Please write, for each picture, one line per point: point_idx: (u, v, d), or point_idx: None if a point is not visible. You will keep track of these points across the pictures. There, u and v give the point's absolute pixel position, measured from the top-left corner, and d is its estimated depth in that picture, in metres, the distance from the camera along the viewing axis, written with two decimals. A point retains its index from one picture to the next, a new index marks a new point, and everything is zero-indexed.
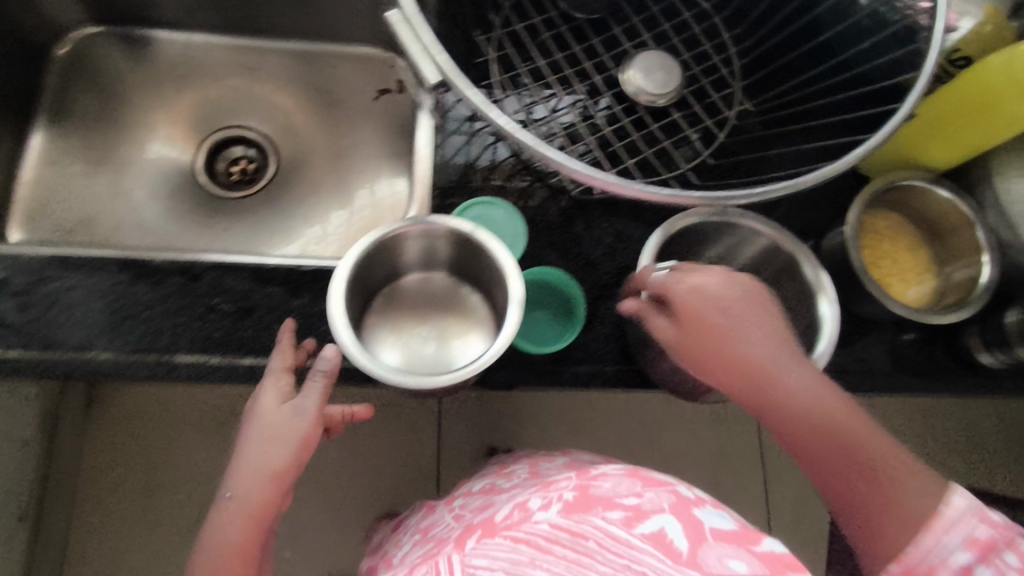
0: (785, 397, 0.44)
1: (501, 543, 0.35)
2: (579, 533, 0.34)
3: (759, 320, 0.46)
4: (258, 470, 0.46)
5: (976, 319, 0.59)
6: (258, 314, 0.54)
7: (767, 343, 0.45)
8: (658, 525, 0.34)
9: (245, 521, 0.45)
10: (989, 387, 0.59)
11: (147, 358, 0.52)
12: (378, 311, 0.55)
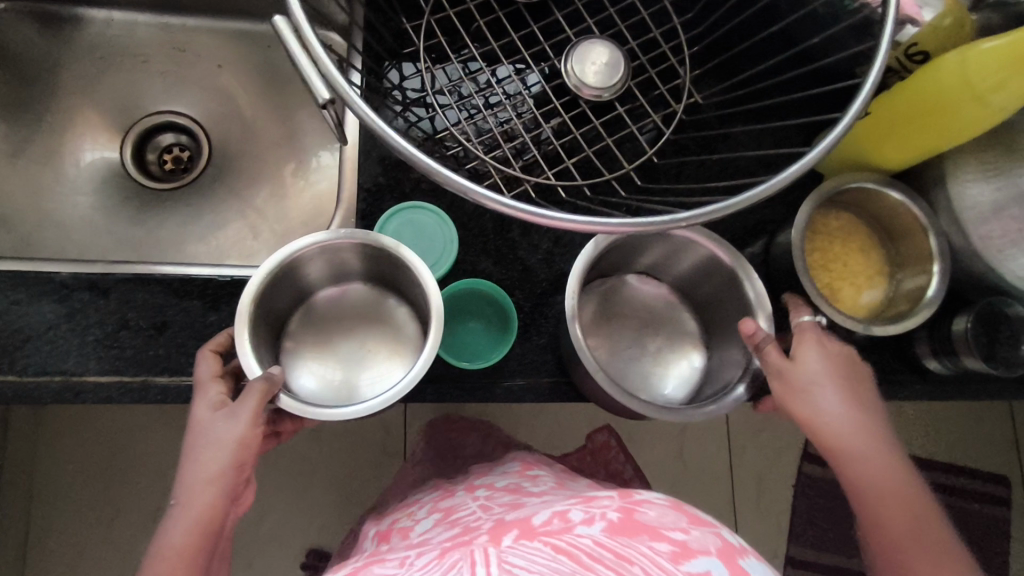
0: (859, 459, 0.43)
1: (540, 550, 0.35)
2: (624, 556, 0.35)
3: (843, 383, 0.44)
4: (200, 473, 0.39)
5: (926, 325, 0.57)
6: (171, 332, 0.51)
7: (848, 406, 0.44)
8: (705, 565, 0.35)
9: (192, 528, 0.38)
10: (938, 394, 0.58)
11: (52, 379, 0.49)
12: (295, 330, 0.55)
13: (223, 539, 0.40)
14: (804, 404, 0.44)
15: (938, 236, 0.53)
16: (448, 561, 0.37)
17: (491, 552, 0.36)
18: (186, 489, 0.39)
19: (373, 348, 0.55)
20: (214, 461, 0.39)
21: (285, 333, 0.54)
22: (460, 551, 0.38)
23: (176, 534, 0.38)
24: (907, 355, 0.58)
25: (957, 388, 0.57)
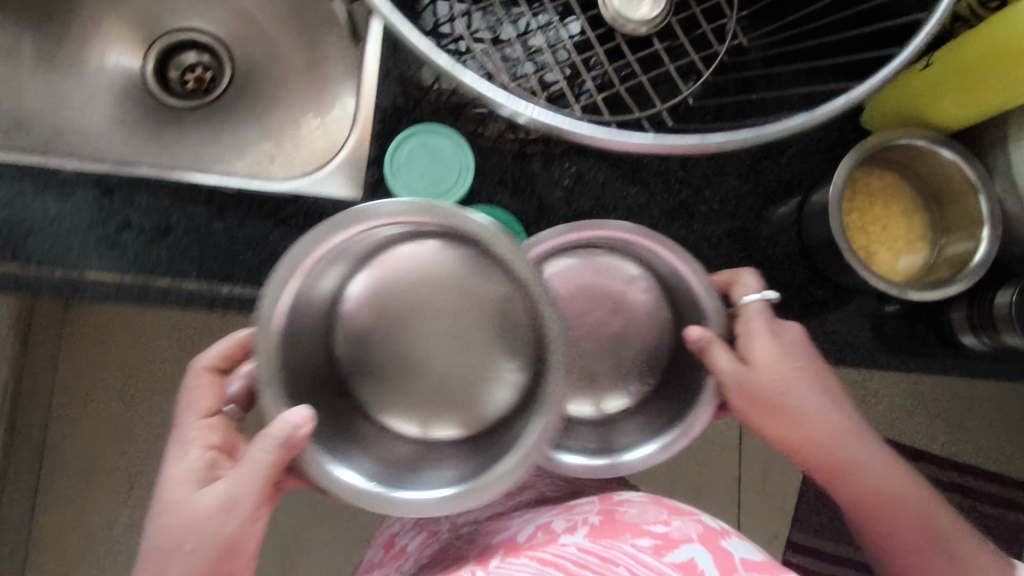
0: (856, 467, 0.48)
1: (533, 560, 0.47)
2: (610, 555, 0.46)
3: (820, 391, 0.49)
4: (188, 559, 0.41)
5: (965, 295, 0.54)
6: (175, 236, 0.50)
7: (833, 416, 0.48)
8: (686, 554, 0.46)
9: None
10: (968, 368, 0.55)
11: (54, 273, 0.49)
12: (366, 309, 0.52)
13: None
14: (788, 415, 0.48)
15: (990, 199, 0.49)
16: None
17: (484, 572, 0.46)
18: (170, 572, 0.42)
19: (448, 346, 0.52)
20: (201, 549, 0.41)
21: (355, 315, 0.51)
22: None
23: None
24: (938, 323, 0.55)
25: (985, 363, 0.55)
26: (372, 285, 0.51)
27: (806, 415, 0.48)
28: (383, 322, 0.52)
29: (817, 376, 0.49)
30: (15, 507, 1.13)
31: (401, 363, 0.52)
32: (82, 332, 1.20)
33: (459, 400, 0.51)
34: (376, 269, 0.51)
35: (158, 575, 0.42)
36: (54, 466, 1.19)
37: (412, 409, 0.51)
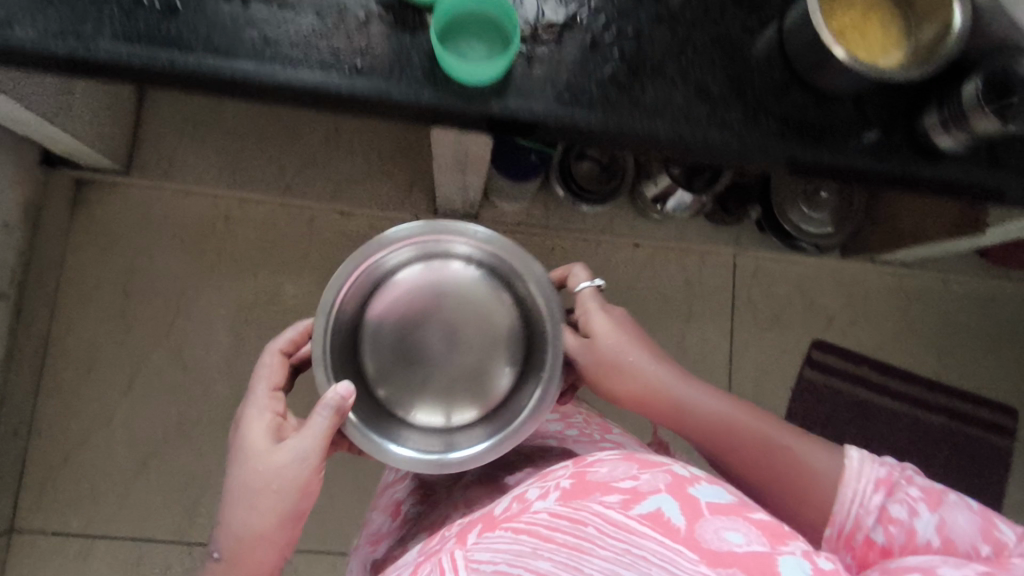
0: (681, 405, 0.74)
1: (503, 535, 0.50)
2: (577, 520, 0.50)
3: (639, 347, 0.77)
4: (279, 487, 0.63)
5: (935, 99, 0.57)
6: (182, 16, 0.54)
7: (654, 365, 0.76)
8: (654, 507, 0.51)
9: (273, 518, 0.63)
10: (939, 174, 0.58)
11: (68, 39, 0.53)
12: (406, 325, 0.77)
13: (296, 523, 0.65)
14: (622, 370, 0.75)
15: None
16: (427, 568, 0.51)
17: (462, 551, 0.50)
18: (267, 500, 0.62)
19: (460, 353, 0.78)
20: (287, 479, 0.63)
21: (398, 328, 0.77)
22: (437, 558, 0.52)
23: (265, 520, 0.63)
24: (913, 135, 0.58)
25: (959, 169, 0.58)
26: (416, 285, 0.77)
27: (635, 371, 0.75)
28: (412, 328, 0.77)
29: (641, 343, 0.77)
30: (17, 391, 1.16)
31: (431, 352, 0.78)
32: (88, 229, 1.24)
33: (471, 388, 0.77)
34: (425, 269, 0.77)
35: (251, 501, 0.63)
36: (56, 355, 1.22)
37: (435, 391, 0.77)
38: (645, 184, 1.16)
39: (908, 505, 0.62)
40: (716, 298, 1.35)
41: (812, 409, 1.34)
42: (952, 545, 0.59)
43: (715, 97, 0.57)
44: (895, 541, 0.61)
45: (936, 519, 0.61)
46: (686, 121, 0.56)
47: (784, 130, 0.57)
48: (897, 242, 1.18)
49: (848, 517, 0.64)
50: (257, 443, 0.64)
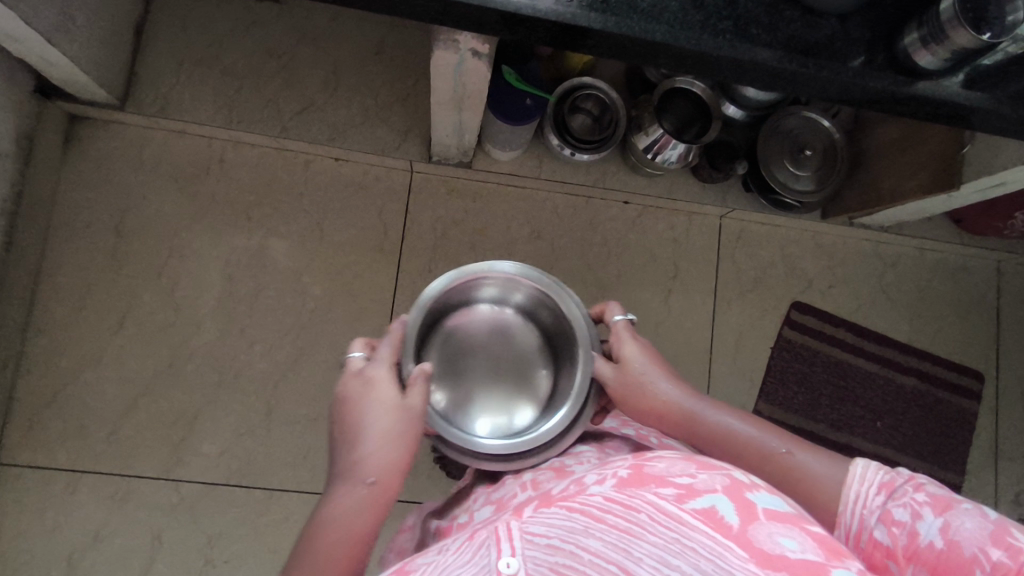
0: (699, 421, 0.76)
1: (557, 513, 0.47)
2: (631, 505, 0.47)
3: (660, 370, 0.79)
4: (401, 429, 0.70)
5: (917, 17, 0.60)
6: None
7: (673, 386, 0.78)
8: (709, 504, 0.47)
9: (397, 456, 0.69)
10: (922, 91, 0.62)
11: None
12: (466, 351, 0.94)
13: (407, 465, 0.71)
14: (647, 390, 0.78)
15: None
16: (481, 534, 0.49)
17: (519, 521, 0.47)
18: (391, 440, 0.69)
19: (508, 373, 0.94)
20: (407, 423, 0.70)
21: (460, 352, 0.94)
22: (489, 529, 0.49)
23: (391, 457, 0.68)
24: (895, 56, 0.62)
25: (939, 87, 0.62)
26: (475, 321, 0.95)
27: (654, 389, 0.78)
28: (468, 353, 0.94)
29: (662, 367, 0.80)
30: (6, 323, 1.16)
31: (489, 371, 0.94)
32: (82, 167, 1.24)
33: (520, 398, 0.92)
34: (481, 310, 0.95)
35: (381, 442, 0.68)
36: (47, 290, 1.21)
37: (491, 399, 0.91)
38: (636, 135, 1.19)
39: (912, 509, 0.60)
40: (703, 258, 1.39)
41: (790, 366, 1.38)
42: (957, 549, 0.55)
43: (709, 6, 0.60)
44: (898, 543, 0.59)
45: (941, 523, 0.58)
46: (682, 25, 0.59)
47: (774, 41, 0.61)
48: (876, 202, 1.21)
49: (856, 519, 0.63)
50: (384, 395, 0.71)
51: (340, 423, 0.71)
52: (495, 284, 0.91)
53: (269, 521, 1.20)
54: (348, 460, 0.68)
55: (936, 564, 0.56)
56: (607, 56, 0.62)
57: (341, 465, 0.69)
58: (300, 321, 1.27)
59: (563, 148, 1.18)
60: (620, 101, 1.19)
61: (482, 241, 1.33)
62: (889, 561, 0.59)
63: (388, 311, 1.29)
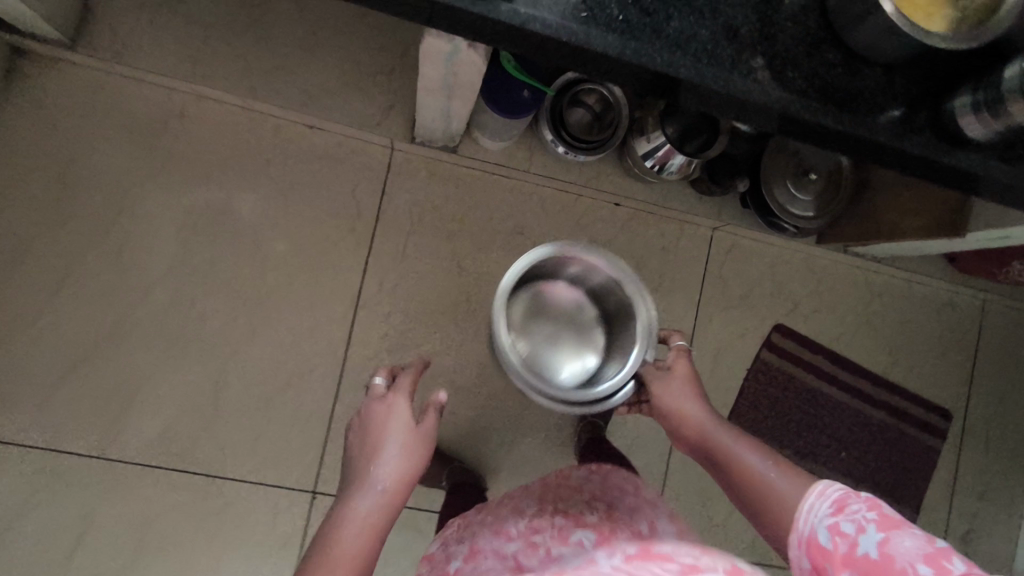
0: (713, 435, 0.82)
1: None
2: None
3: (695, 389, 0.86)
4: (412, 452, 0.74)
5: (973, 79, 0.53)
6: None
7: (701, 403, 0.85)
8: None
9: (404, 477, 0.72)
10: (962, 162, 0.55)
11: None
12: (539, 315, 1.10)
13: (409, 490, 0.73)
14: (672, 398, 0.86)
15: None
16: None
17: None
18: (402, 461, 0.73)
19: (573, 335, 1.10)
20: (418, 446, 0.75)
21: (533, 316, 1.10)
22: None
23: (398, 474, 0.72)
24: (939, 116, 0.55)
25: (981, 159, 0.55)
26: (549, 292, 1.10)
27: (680, 400, 0.85)
28: (538, 316, 1.10)
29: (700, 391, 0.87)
30: None
31: (554, 332, 1.10)
32: (22, 107, 1.11)
33: (581, 355, 1.08)
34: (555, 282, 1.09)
35: (397, 459, 0.73)
36: None
37: (556, 355, 1.08)
38: (636, 139, 1.11)
39: (857, 520, 0.58)
40: (689, 271, 1.33)
41: (764, 390, 1.35)
42: (886, 559, 0.53)
43: (741, 38, 0.53)
44: (838, 548, 0.58)
45: (881, 536, 0.55)
46: (708, 59, 0.52)
47: (808, 88, 0.53)
48: (874, 236, 1.16)
49: (811, 526, 0.63)
50: (405, 416, 0.77)
51: (362, 439, 0.76)
52: (574, 267, 1.03)
53: (210, 508, 1.15)
54: (365, 471, 0.72)
55: (865, 568, 0.54)
56: (623, 82, 0.55)
57: (360, 475, 0.72)
58: (257, 300, 1.18)
59: (554, 144, 1.10)
60: (627, 108, 1.10)
61: (461, 231, 1.24)
62: (828, 563, 0.58)
63: (353, 297, 1.20)
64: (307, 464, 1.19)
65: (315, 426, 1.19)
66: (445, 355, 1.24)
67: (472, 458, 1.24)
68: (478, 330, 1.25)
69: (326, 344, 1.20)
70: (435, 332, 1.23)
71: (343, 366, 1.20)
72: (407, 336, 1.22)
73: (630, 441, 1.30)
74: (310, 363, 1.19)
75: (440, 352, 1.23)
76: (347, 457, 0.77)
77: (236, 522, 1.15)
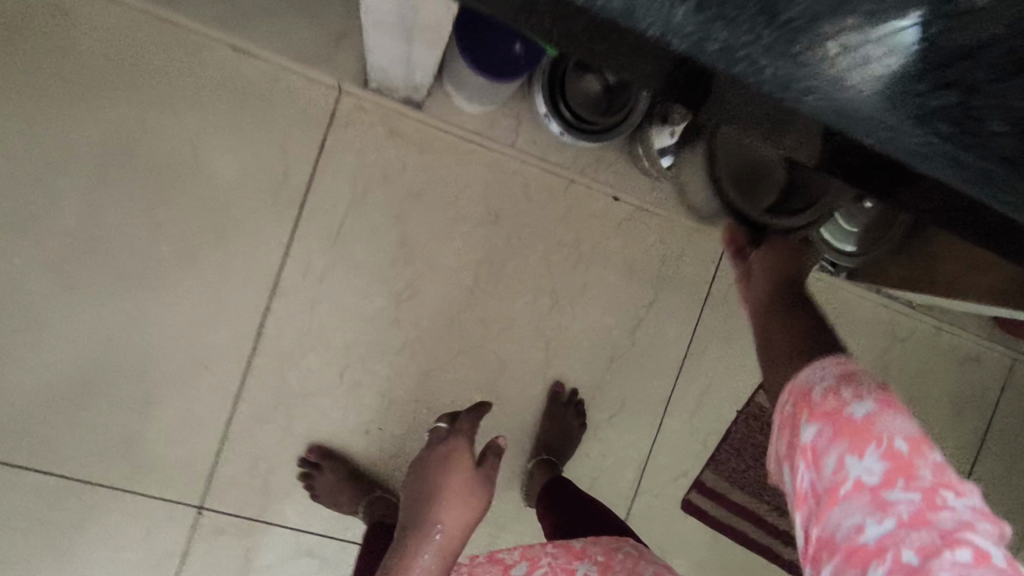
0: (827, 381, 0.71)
1: None
2: None
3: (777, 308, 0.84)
4: (464, 496, 0.78)
5: None
6: None
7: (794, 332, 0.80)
8: None
9: (461, 511, 0.76)
10: None
11: None
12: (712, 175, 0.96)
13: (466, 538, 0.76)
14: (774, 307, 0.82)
15: None
16: None
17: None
18: (457, 495, 0.78)
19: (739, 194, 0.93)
20: (472, 492, 0.79)
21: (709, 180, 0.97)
22: None
23: (454, 515, 0.75)
24: None
25: None
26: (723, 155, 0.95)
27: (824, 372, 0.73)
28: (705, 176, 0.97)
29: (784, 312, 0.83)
30: None
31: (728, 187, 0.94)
32: None
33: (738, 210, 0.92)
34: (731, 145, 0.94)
35: (449, 501, 0.76)
36: None
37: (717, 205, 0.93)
38: (658, 131, 0.94)
39: (859, 391, 0.55)
40: (690, 290, 1.10)
41: (751, 437, 1.16)
42: (871, 433, 0.53)
43: (863, 67, 0.35)
44: (826, 405, 0.55)
45: (875, 410, 0.54)
46: (819, 87, 0.33)
47: (952, 168, 0.36)
48: (925, 287, 0.94)
49: (810, 377, 0.59)
50: (466, 455, 0.83)
51: (422, 481, 0.81)
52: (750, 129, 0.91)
53: (68, 519, 0.93)
54: (429, 511, 0.75)
55: (846, 431, 0.53)
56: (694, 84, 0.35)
57: (423, 513, 0.75)
58: (144, 267, 0.92)
59: (546, 119, 0.90)
60: (647, 104, 0.91)
61: (418, 210, 0.99)
62: (806, 412, 0.57)
63: (271, 277, 0.95)
64: (194, 477, 0.97)
65: (208, 430, 0.96)
66: (381, 360, 1.01)
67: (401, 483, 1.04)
68: (425, 333, 1.02)
69: (230, 332, 0.95)
70: (372, 331, 1.00)
71: (251, 360, 0.96)
72: (336, 333, 0.98)
73: (590, 478, 1.11)
74: (209, 354, 0.95)
75: (376, 355, 1.00)
76: (406, 508, 0.79)
77: (96, 536, 0.94)
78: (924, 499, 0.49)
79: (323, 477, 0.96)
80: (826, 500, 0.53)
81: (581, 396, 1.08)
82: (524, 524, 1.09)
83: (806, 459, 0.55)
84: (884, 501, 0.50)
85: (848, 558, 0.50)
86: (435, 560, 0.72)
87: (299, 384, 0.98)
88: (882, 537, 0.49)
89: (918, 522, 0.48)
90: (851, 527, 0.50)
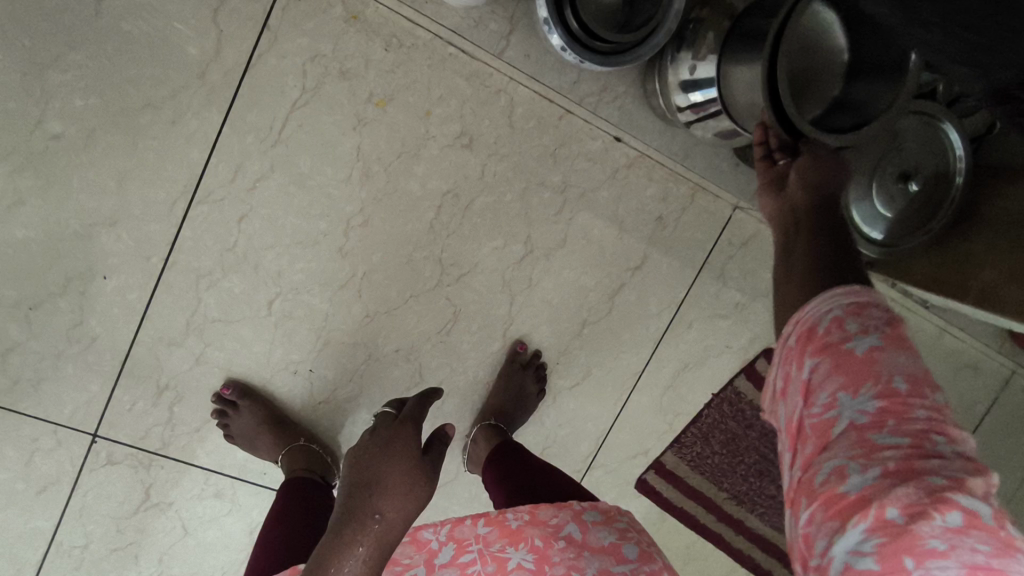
0: None
1: None
2: None
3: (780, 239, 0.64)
4: (398, 483, 0.65)
5: None
6: None
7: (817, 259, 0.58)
8: None
9: (397, 503, 0.63)
10: None
11: None
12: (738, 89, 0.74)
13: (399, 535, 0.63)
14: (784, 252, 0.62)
15: None
16: None
17: None
18: (392, 486, 0.64)
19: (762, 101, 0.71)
20: (409, 481, 0.66)
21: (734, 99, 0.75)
22: None
23: (387, 508, 0.63)
24: None
25: None
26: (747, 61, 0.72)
27: None
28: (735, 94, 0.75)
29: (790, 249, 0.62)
30: None
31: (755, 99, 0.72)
32: None
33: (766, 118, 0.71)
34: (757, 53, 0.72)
35: (381, 494, 0.64)
36: None
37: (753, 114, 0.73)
38: (682, 60, 0.79)
39: (866, 325, 0.46)
40: (683, 255, 0.96)
41: (721, 423, 1.06)
42: (870, 371, 0.44)
43: None
44: (827, 339, 0.46)
45: (881, 347, 0.45)
46: None
47: None
48: (954, 294, 0.82)
49: (816, 309, 0.49)
50: (410, 443, 0.71)
51: (360, 464, 0.68)
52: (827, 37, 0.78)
53: None
54: (369, 497, 0.63)
55: (843, 368, 0.45)
56: None
57: (355, 503, 0.63)
58: (26, 147, 0.74)
59: (546, 26, 0.72)
60: (674, 23, 0.74)
61: (377, 121, 0.82)
62: (806, 345, 0.48)
63: (189, 178, 0.78)
64: (89, 400, 0.83)
65: (106, 350, 0.82)
66: (317, 295, 0.86)
67: (329, 432, 0.92)
68: (372, 270, 0.87)
69: (137, 240, 0.79)
70: (308, 261, 0.84)
71: (161, 278, 0.81)
72: (265, 257, 0.83)
73: (541, 446, 1.01)
74: (110, 261, 0.79)
75: (310, 289, 0.85)
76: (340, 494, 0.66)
77: None
78: (912, 444, 0.41)
79: (239, 418, 0.85)
80: (813, 441, 0.45)
81: (543, 359, 0.96)
82: (461, 486, 1.00)
83: (797, 397, 0.47)
84: (870, 446, 0.42)
85: (825, 503, 0.42)
86: (373, 552, 0.60)
87: (216, 310, 0.84)
88: (864, 485, 0.41)
89: (904, 470, 0.41)
90: (833, 470, 0.43)
